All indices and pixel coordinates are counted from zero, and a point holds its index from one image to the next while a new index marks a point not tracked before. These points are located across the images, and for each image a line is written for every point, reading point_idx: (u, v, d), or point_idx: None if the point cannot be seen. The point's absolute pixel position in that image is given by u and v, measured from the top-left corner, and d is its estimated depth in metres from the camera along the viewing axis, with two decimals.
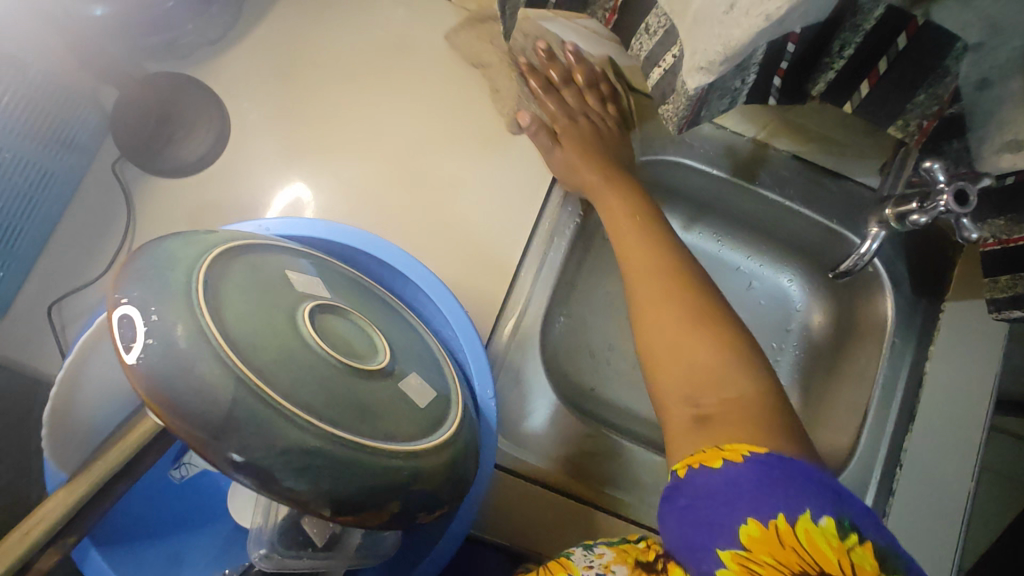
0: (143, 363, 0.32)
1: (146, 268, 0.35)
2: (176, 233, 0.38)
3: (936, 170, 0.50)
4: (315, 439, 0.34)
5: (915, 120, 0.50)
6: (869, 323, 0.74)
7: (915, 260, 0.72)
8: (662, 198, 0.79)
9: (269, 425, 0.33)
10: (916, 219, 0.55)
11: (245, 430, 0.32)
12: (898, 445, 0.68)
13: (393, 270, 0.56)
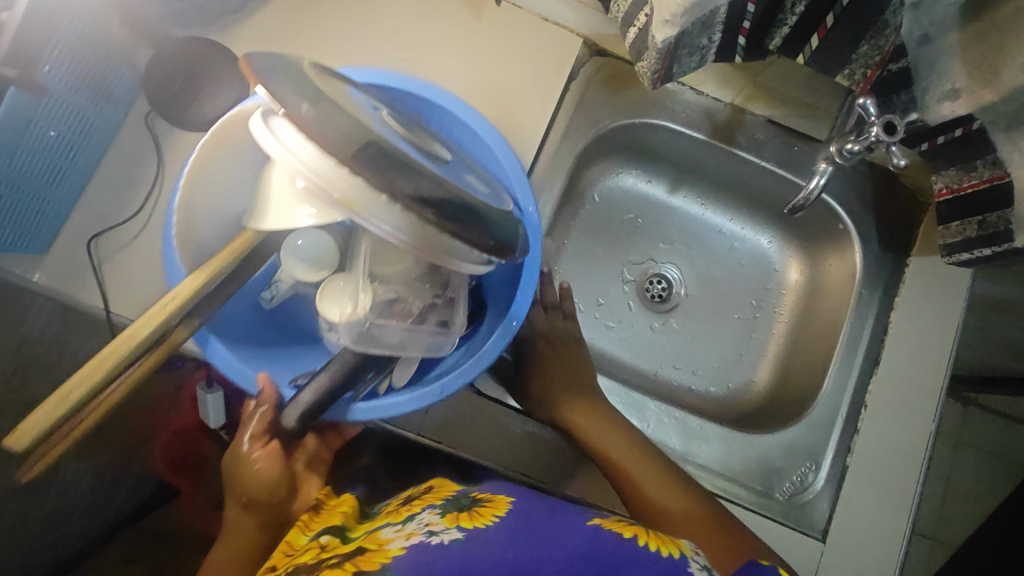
0: (300, 116, 0.41)
1: (267, 66, 0.44)
2: (266, 54, 0.46)
3: (869, 105, 0.53)
4: (431, 185, 0.44)
5: (860, 69, 0.56)
6: (840, 277, 0.79)
7: (885, 217, 0.77)
8: (648, 163, 0.85)
9: (402, 161, 0.44)
10: (852, 149, 0.60)
11: (382, 163, 0.43)
12: (862, 387, 0.73)
13: (435, 113, 0.62)
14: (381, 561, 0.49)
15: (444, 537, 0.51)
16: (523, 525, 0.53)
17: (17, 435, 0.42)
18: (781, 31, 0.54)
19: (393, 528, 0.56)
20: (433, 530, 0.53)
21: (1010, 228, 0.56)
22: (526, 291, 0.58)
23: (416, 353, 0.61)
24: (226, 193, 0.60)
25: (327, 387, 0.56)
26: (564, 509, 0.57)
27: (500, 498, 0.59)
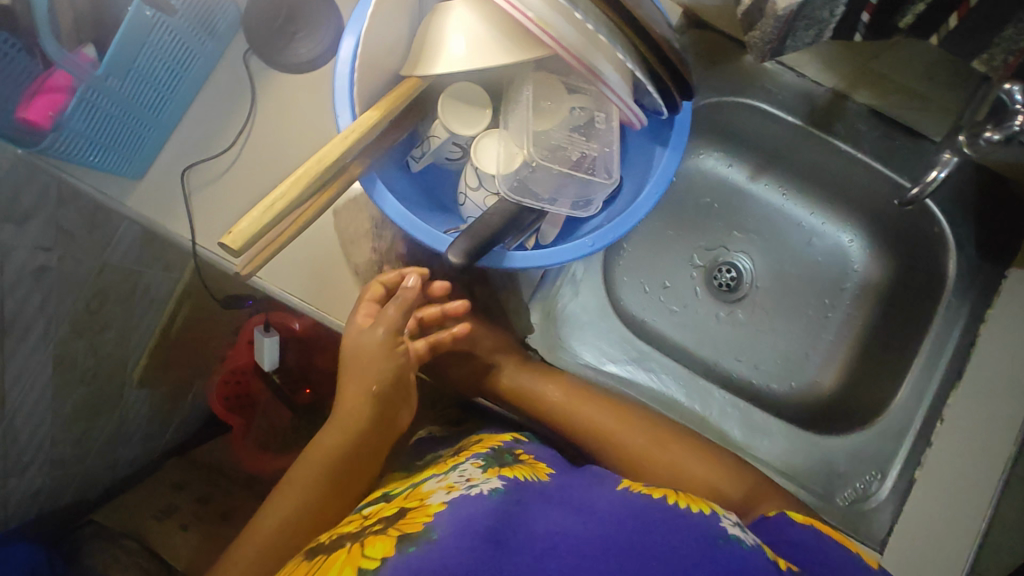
0: None
1: None
2: None
3: (1015, 90, 0.51)
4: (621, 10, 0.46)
5: (1000, 55, 0.53)
6: (928, 281, 0.75)
7: (986, 224, 0.72)
8: (731, 146, 0.82)
9: None
10: (990, 137, 0.56)
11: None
12: (941, 398, 0.70)
13: None
14: (422, 522, 0.46)
15: (485, 486, 0.51)
16: (558, 494, 0.53)
17: (234, 235, 0.44)
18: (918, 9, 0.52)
19: (436, 481, 0.55)
20: (474, 482, 0.52)
21: None
22: (673, 155, 0.57)
23: (564, 205, 0.58)
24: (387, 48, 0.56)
25: (488, 231, 0.52)
26: (604, 480, 0.57)
27: (539, 466, 0.59)
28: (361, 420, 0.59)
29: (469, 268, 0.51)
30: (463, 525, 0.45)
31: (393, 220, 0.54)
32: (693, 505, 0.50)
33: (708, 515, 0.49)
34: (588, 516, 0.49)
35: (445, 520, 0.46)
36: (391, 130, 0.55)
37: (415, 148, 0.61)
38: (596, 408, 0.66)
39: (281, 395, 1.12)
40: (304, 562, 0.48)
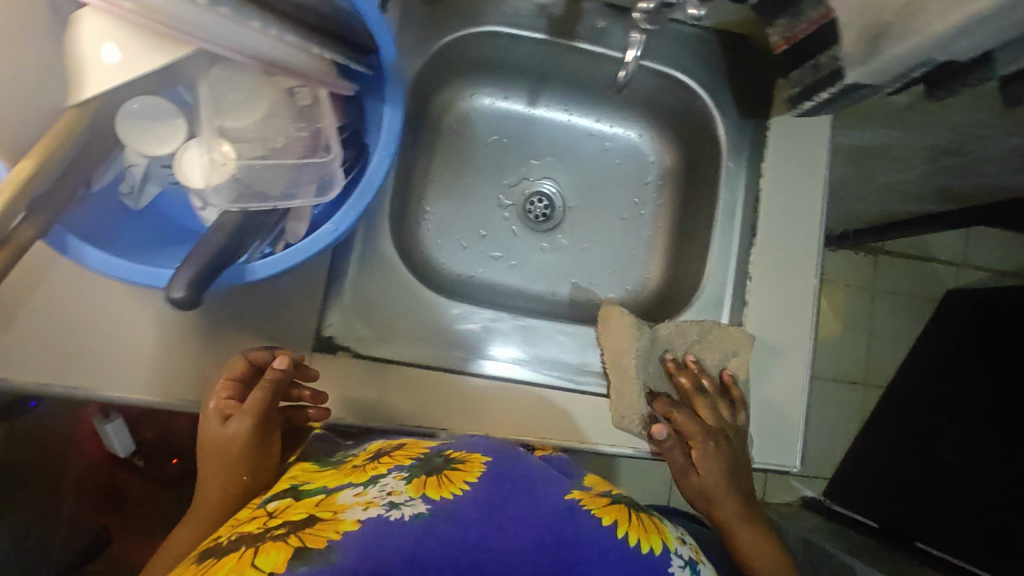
0: None
1: None
2: None
3: None
4: None
5: None
6: (707, 152, 0.78)
7: (739, 83, 0.74)
8: (497, 77, 0.80)
9: None
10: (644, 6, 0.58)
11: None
12: (744, 258, 0.73)
13: None
14: (329, 539, 0.43)
15: (406, 511, 0.46)
16: (491, 499, 0.49)
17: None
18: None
19: (353, 491, 0.50)
20: (397, 500, 0.48)
21: (840, 66, 0.56)
22: (394, 111, 0.54)
23: (306, 197, 0.54)
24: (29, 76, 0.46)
25: (211, 250, 0.48)
26: (537, 476, 0.54)
27: (475, 456, 0.55)
28: (243, 459, 0.55)
29: (197, 301, 0.47)
30: (369, 555, 0.42)
31: (123, 277, 0.49)
32: (642, 544, 0.50)
33: (657, 555, 0.50)
34: (529, 519, 0.48)
35: (351, 544, 0.43)
36: (68, 173, 0.47)
37: (121, 184, 0.54)
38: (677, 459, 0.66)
39: (151, 474, 1.04)
40: (194, 565, 0.44)
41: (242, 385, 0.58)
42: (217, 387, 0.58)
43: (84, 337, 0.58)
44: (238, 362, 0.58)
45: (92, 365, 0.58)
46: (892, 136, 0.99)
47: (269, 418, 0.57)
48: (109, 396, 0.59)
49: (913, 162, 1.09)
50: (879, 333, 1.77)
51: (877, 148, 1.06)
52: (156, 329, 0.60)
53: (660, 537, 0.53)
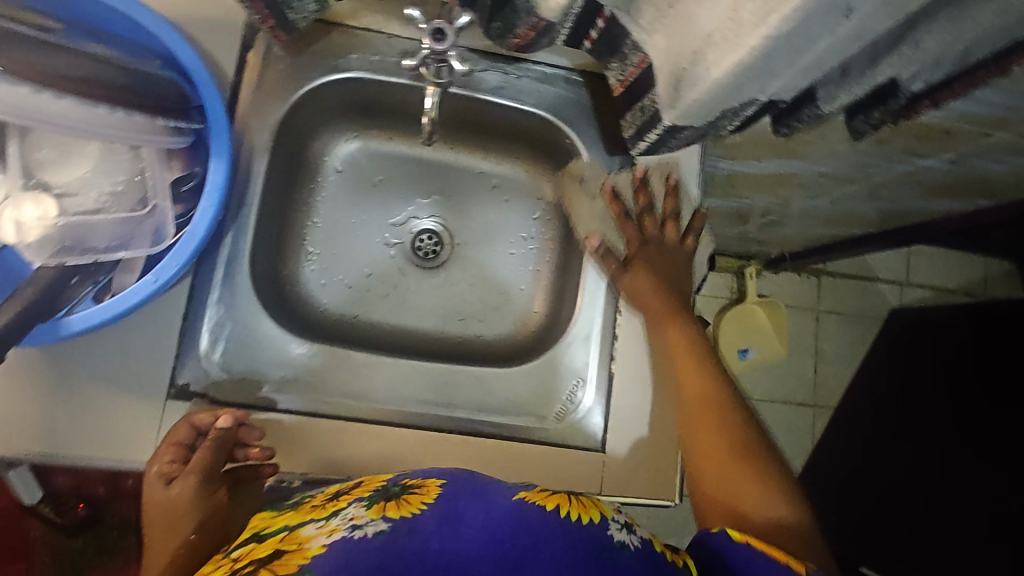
0: None
1: None
2: None
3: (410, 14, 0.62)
4: None
5: None
6: (581, 186, 0.79)
7: (605, 121, 0.76)
8: (377, 120, 0.82)
9: None
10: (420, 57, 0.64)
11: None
12: (615, 292, 0.73)
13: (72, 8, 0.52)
14: (298, 563, 0.44)
15: (369, 529, 0.47)
16: (450, 513, 0.49)
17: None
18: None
19: (315, 525, 0.50)
20: (358, 523, 0.48)
21: (657, 108, 0.57)
22: (218, 161, 0.55)
23: (141, 248, 0.55)
24: None
25: (21, 305, 0.48)
26: (488, 488, 0.53)
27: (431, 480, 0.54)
28: (194, 514, 0.57)
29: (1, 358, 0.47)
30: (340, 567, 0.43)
31: None
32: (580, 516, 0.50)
33: (594, 524, 0.50)
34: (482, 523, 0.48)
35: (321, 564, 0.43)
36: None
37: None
38: (697, 376, 0.62)
39: (54, 522, 1.01)
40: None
41: (186, 447, 0.59)
42: (160, 452, 0.59)
43: None
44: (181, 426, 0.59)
45: None
46: (790, 166, 1.00)
47: (213, 476, 0.59)
48: None
49: (820, 189, 1.10)
50: (829, 355, 1.77)
51: (781, 177, 1.07)
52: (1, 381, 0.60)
53: (598, 510, 0.52)
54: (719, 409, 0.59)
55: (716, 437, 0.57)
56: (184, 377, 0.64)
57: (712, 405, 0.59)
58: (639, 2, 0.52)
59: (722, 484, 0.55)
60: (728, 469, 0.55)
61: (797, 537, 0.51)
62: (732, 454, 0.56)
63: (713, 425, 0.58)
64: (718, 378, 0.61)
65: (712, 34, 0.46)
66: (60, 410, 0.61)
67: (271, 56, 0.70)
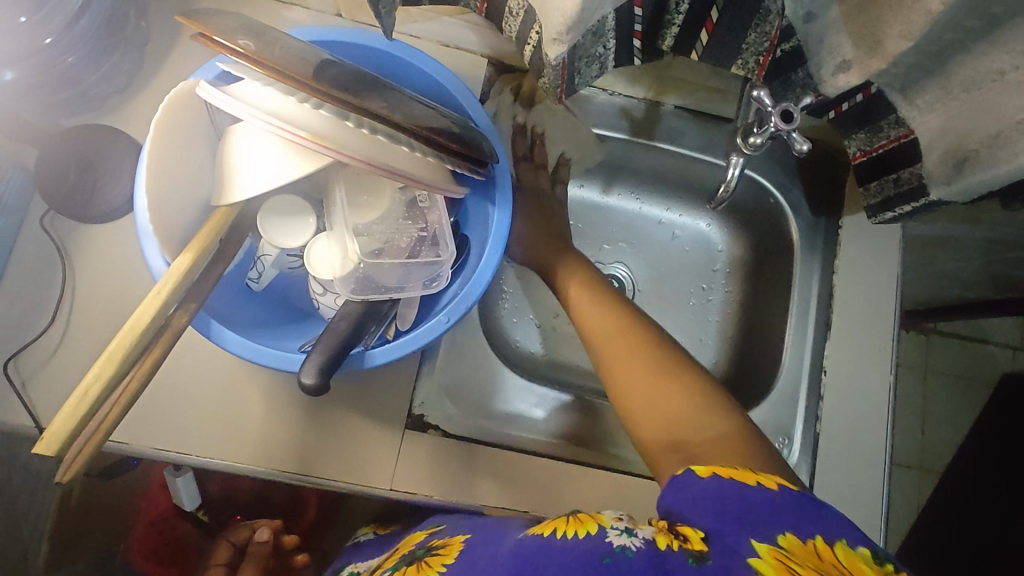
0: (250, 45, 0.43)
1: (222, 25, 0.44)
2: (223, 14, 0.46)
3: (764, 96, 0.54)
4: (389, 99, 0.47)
5: (753, 58, 0.57)
6: (779, 246, 0.80)
7: (811, 185, 0.78)
8: (574, 169, 0.85)
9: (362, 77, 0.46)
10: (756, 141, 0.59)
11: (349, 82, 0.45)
12: (820, 353, 0.74)
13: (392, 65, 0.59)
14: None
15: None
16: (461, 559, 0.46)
17: (47, 440, 0.41)
18: (750, 53, 0.56)
19: None
20: None
21: (924, 181, 0.59)
22: (503, 212, 0.58)
23: (416, 289, 0.57)
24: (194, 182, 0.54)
25: (338, 337, 0.51)
26: (504, 534, 0.48)
27: (455, 541, 0.49)
28: None
29: (325, 387, 0.50)
30: None
31: (244, 357, 0.52)
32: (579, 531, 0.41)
33: (593, 535, 0.40)
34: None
35: None
36: (214, 264, 0.53)
37: (250, 270, 0.60)
38: (624, 354, 0.59)
39: (212, 528, 1.05)
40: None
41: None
42: None
43: (199, 410, 0.62)
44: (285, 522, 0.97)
45: (205, 433, 0.62)
46: (954, 231, 1.00)
47: None
48: (215, 463, 0.62)
49: (974, 254, 1.09)
50: (934, 416, 1.73)
51: (938, 241, 1.07)
52: (261, 401, 0.63)
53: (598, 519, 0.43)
54: (641, 342, 0.60)
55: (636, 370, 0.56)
56: (421, 408, 0.66)
57: (631, 338, 0.60)
58: (924, 85, 0.54)
59: (653, 408, 0.53)
60: (664, 411, 0.52)
61: (729, 441, 0.48)
62: (671, 403, 0.52)
63: (629, 354, 0.59)
64: (638, 333, 0.61)
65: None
66: (312, 432, 0.64)
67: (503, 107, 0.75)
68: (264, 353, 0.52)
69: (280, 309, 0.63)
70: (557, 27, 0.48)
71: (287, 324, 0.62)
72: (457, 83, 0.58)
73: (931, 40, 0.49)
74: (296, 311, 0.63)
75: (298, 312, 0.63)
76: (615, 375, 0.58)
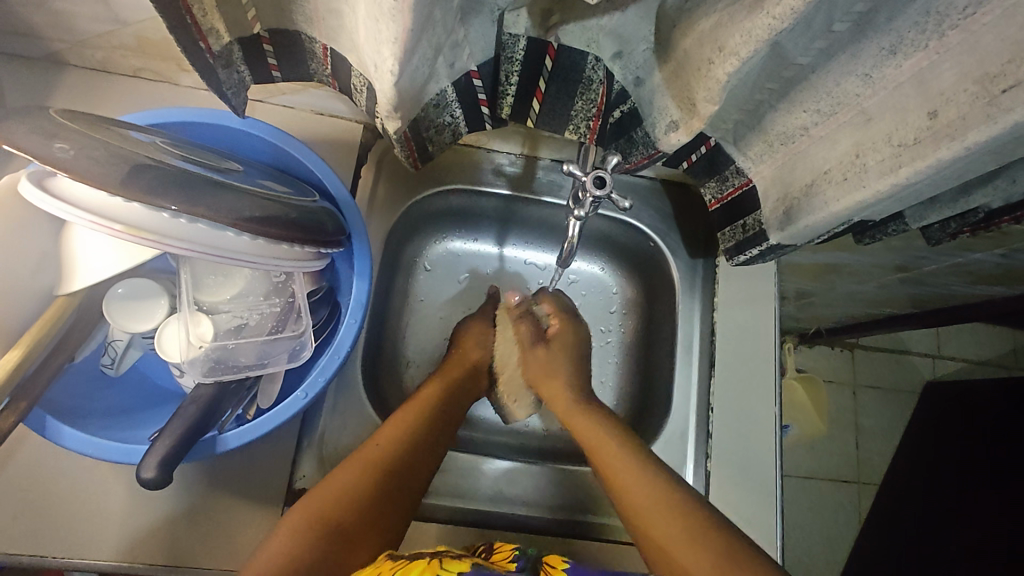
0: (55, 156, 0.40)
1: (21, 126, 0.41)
2: (33, 113, 0.44)
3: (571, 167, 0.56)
4: (218, 196, 0.45)
5: (582, 122, 0.61)
6: (664, 286, 0.83)
7: (686, 228, 0.81)
8: (467, 223, 0.86)
9: (183, 180, 0.44)
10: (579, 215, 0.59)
11: (160, 182, 0.42)
12: (706, 390, 0.76)
13: (252, 139, 0.62)
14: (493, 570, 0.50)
15: None
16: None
17: None
18: (580, 117, 0.60)
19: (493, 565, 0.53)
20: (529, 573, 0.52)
21: (764, 227, 0.62)
22: (362, 281, 0.59)
23: (279, 366, 0.57)
24: (30, 272, 0.52)
25: (184, 425, 0.50)
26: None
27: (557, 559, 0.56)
28: None
29: (165, 480, 0.48)
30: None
31: (82, 452, 0.50)
32: None
33: None
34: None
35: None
36: (50, 357, 0.51)
37: (103, 355, 0.57)
38: (644, 491, 0.59)
39: None
40: (390, 562, 0.50)
41: None
42: None
43: (59, 501, 0.59)
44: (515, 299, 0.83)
45: (64, 529, 0.59)
46: (843, 258, 1.05)
47: None
48: (76, 561, 0.59)
49: (868, 276, 1.15)
50: (866, 429, 1.78)
51: (831, 268, 1.12)
52: (128, 489, 0.61)
53: None
54: (655, 487, 0.59)
55: (663, 512, 0.57)
56: (301, 482, 0.64)
57: (649, 484, 0.60)
58: (750, 138, 0.58)
59: None
60: None
61: None
62: None
63: (634, 477, 0.61)
64: (664, 487, 0.59)
65: (830, 172, 0.51)
66: (184, 515, 0.61)
67: (378, 169, 0.76)
68: (103, 447, 0.50)
69: (142, 391, 0.61)
70: (387, 105, 0.49)
71: (145, 408, 0.59)
72: (317, 160, 0.61)
73: (743, 100, 0.54)
74: (155, 393, 0.61)
75: (158, 393, 0.61)
76: (647, 500, 0.58)
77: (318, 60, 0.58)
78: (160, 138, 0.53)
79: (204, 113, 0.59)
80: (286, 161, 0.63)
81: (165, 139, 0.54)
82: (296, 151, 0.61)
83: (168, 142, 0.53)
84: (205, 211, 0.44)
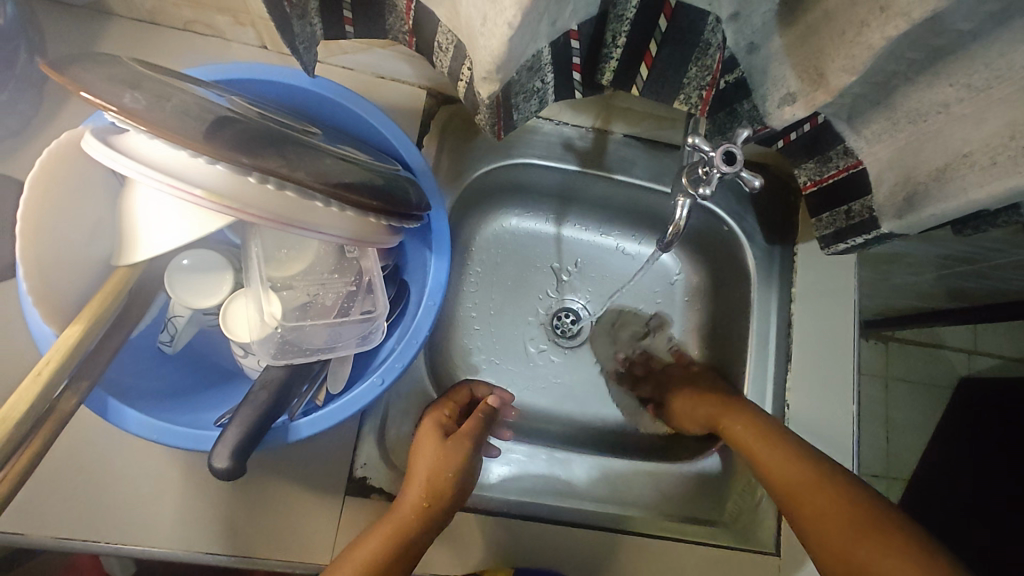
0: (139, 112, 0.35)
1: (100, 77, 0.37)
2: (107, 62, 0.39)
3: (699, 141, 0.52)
4: (301, 158, 0.40)
5: (695, 92, 0.54)
6: (735, 274, 0.78)
7: (763, 213, 0.76)
8: (527, 200, 0.81)
9: (264, 138, 0.39)
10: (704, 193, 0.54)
11: (242, 140, 0.38)
12: (781, 385, 0.73)
13: (320, 100, 0.57)
14: None
15: None
16: None
17: None
18: (692, 87, 0.54)
19: None
20: None
21: (874, 214, 0.57)
22: (441, 261, 0.55)
23: (348, 349, 0.52)
24: (89, 241, 0.48)
25: (258, 412, 0.46)
26: None
27: None
28: None
29: (239, 471, 0.44)
30: None
31: (148, 437, 0.46)
32: None
33: None
34: None
35: None
36: (111, 334, 0.47)
37: (162, 333, 0.53)
38: (780, 456, 0.58)
39: None
40: None
41: None
42: None
43: (112, 486, 0.56)
44: (464, 390, 0.68)
45: (119, 515, 0.56)
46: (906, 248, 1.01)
47: None
48: (132, 546, 0.56)
49: (925, 267, 1.10)
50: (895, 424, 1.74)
51: (890, 257, 1.08)
52: (184, 472, 0.58)
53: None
54: (788, 454, 0.58)
55: (788, 472, 0.56)
56: (363, 471, 0.61)
57: (779, 453, 0.58)
58: (869, 115, 0.53)
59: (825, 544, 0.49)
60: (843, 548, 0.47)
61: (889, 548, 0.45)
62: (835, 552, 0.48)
63: (775, 453, 0.59)
64: (794, 457, 0.57)
65: (972, 155, 0.46)
66: (242, 504, 0.58)
67: (441, 140, 0.71)
68: (171, 431, 0.47)
69: (200, 370, 0.57)
70: (487, 66, 0.44)
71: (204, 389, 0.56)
72: (387, 125, 0.57)
73: (874, 71, 0.48)
74: (213, 373, 0.57)
75: (216, 373, 0.57)
76: (780, 466, 0.57)
77: (397, 15, 0.52)
78: (229, 94, 0.48)
79: (271, 71, 0.54)
80: (355, 127, 0.59)
81: (234, 96, 0.49)
82: (369, 116, 0.56)
83: (240, 100, 0.48)
84: (286, 171, 0.39)
